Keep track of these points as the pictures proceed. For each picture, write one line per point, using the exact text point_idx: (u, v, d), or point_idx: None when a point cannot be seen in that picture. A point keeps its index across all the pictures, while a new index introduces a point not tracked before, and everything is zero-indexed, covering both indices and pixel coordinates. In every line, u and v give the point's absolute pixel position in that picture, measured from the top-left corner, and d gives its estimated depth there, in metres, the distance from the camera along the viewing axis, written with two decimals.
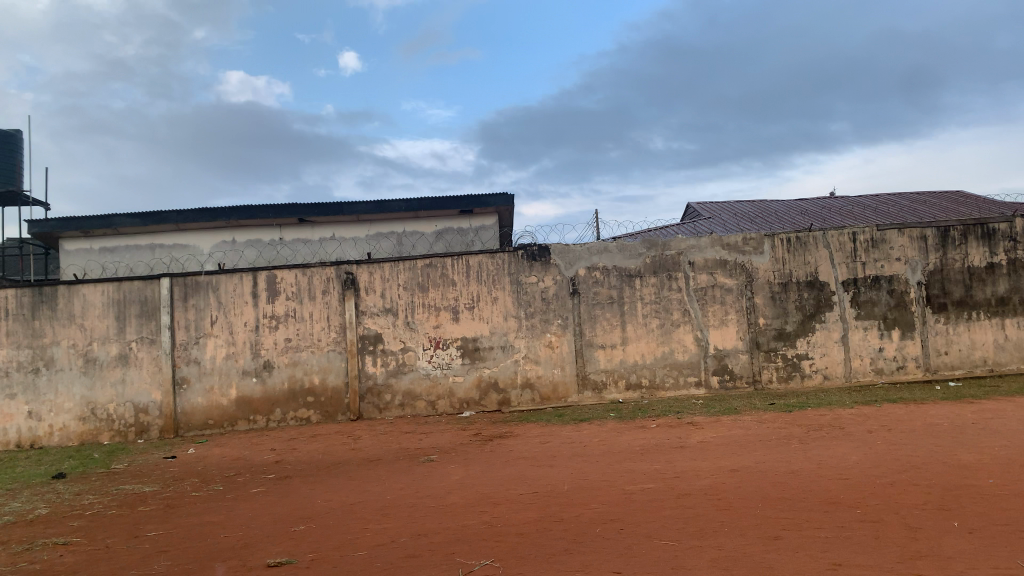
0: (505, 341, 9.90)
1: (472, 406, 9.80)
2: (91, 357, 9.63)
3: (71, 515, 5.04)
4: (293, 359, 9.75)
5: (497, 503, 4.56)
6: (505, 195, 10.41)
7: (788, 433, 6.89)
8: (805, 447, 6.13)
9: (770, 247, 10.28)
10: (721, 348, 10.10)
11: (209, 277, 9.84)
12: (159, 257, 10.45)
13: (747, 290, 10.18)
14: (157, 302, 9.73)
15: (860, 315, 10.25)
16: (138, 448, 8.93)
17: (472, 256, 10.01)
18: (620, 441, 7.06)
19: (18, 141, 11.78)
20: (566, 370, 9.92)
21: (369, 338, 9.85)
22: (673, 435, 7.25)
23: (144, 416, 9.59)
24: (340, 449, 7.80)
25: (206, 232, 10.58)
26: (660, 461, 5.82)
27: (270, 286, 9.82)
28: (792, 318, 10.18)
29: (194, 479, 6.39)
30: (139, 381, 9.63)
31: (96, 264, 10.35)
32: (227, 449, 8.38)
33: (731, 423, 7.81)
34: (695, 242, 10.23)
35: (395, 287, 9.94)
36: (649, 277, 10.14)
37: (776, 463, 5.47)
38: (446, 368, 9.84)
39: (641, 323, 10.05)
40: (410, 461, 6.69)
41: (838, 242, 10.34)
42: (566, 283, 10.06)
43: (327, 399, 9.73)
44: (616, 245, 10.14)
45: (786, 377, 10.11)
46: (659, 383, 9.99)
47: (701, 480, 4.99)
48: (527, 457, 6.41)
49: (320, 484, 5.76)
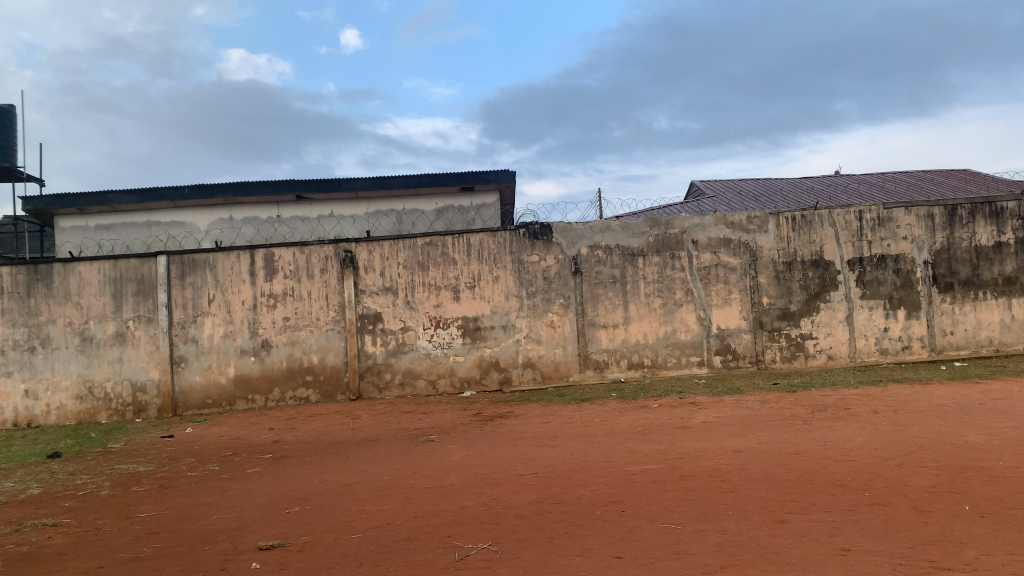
0: (506, 320, 9.79)
1: (472, 385, 9.71)
2: (87, 335, 9.53)
3: (63, 496, 4.96)
4: (292, 338, 9.65)
5: (496, 484, 4.47)
6: (506, 172, 10.25)
7: (793, 414, 6.79)
8: (810, 428, 6.02)
9: (774, 225, 10.13)
10: (724, 327, 9.98)
11: (206, 254, 9.72)
12: (156, 234, 10.32)
13: (751, 269, 10.05)
14: (154, 280, 9.62)
15: (865, 295, 10.12)
16: (136, 427, 8.86)
17: (472, 234, 9.87)
18: (622, 421, 6.97)
19: (11, 116, 11.64)
20: (568, 349, 9.82)
21: (368, 317, 9.74)
22: (675, 415, 7.16)
23: (142, 395, 9.52)
24: (338, 428, 7.71)
25: (204, 210, 10.44)
26: (663, 442, 5.72)
27: (268, 264, 9.70)
28: (797, 297, 10.05)
29: (190, 459, 6.30)
30: (136, 360, 9.54)
31: (92, 242, 10.23)
32: (225, 428, 8.30)
33: (734, 403, 7.71)
34: (699, 220, 10.08)
35: (395, 266, 9.81)
36: (652, 256, 10.00)
37: (781, 444, 5.37)
38: (446, 347, 9.74)
39: (644, 302, 9.93)
40: (409, 441, 6.60)
41: (843, 221, 10.19)
42: (568, 262, 9.93)
43: (326, 378, 9.64)
44: (619, 223, 10.00)
45: (790, 358, 10.00)
46: (661, 363, 9.89)
47: (705, 461, 4.88)
48: (527, 437, 6.31)
49: (317, 465, 5.67)
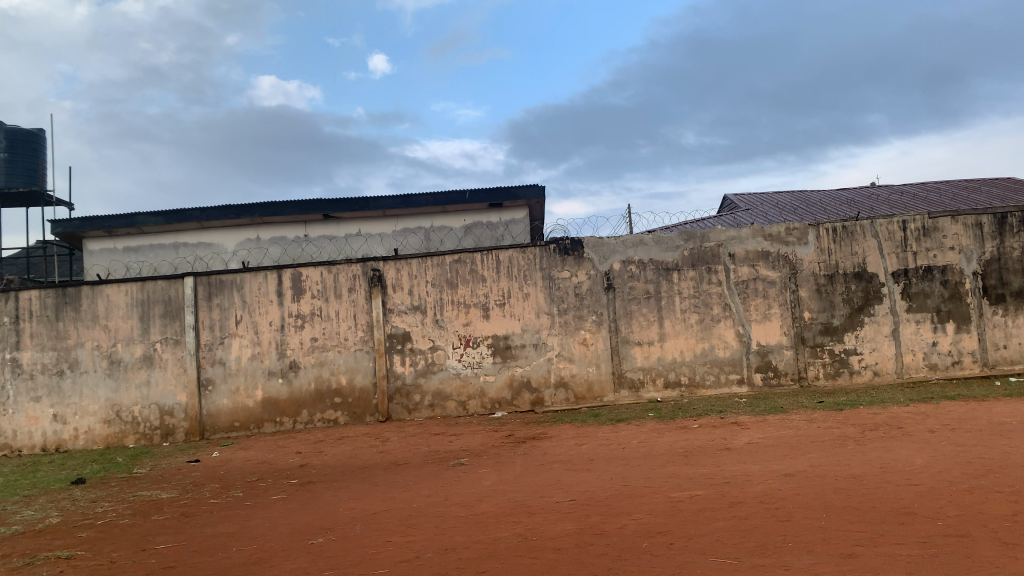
0: (537, 338, 9.53)
1: (504, 406, 9.45)
2: (115, 358, 9.45)
3: (81, 525, 4.78)
4: (320, 359, 9.48)
5: (532, 513, 4.20)
6: (535, 187, 10.03)
7: (843, 434, 6.42)
8: (864, 449, 5.67)
9: (814, 237, 9.79)
10: (764, 344, 9.62)
11: (234, 275, 9.61)
12: (183, 256, 10.25)
13: (791, 282, 9.70)
14: (181, 301, 9.52)
15: (912, 308, 9.71)
16: (162, 451, 8.72)
17: (502, 250, 9.66)
18: (660, 443, 6.65)
19: (41, 140, 11.80)
20: (601, 368, 9.52)
21: (397, 336, 9.54)
22: (717, 436, 6.83)
23: (170, 419, 9.39)
24: (367, 452, 7.49)
25: (231, 230, 10.35)
26: (707, 466, 5.40)
27: (295, 284, 9.56)
28: (839, 311, 9.67)
29: (214, 485, 6.11)
30: (164, 383, 9.43)
31: (120, 264, 10.18)
32: (252, 452, 8.12)
33: (778, 423, 7.36)
34: (735, 232, 9.77)
35: (423, 284, 9.62)
36: (687, 271, 9.70)
37: (835, 466, 5.03)
38: (476, 367, 9.50)
39: (680, 318, 9.62)
40: (439, 465, 6.35)
41: (886, 231, 9.81)
42: (600, 277, 9.66)
43: (354, 399, 9.44)
44: (652, 237, 9.72)
45: (834, 374, 9.61)
46: (699, 381, 9.55)
47: (755, 486, 4.57)
48: (562, 461, 6.03)
49: (343, 491, 5.43)
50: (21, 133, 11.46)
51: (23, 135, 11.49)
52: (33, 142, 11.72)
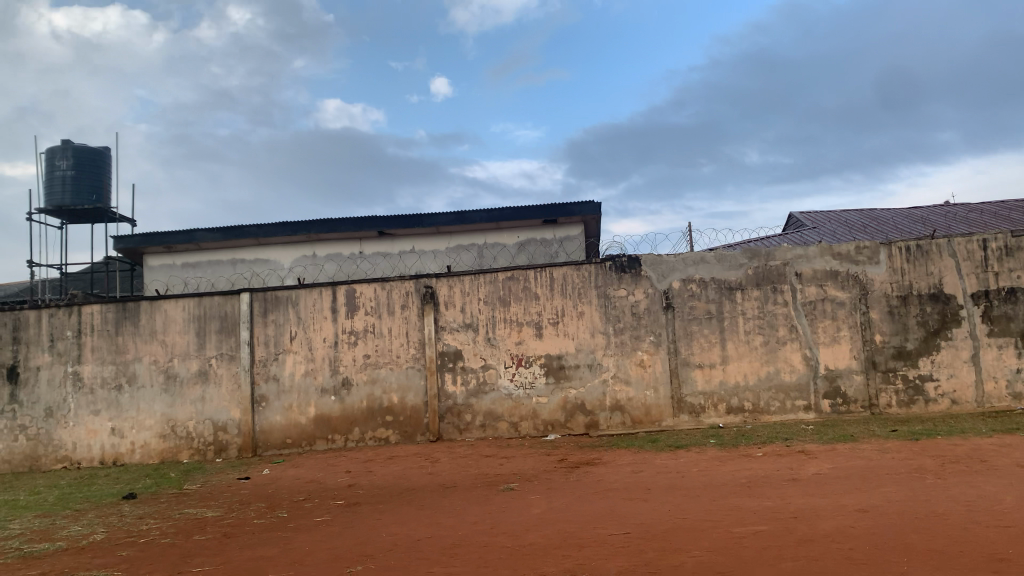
0: (593, 359, 9.26)
1: (558, 428, 9.18)
2: (171, 373, 9.53)
3: (122, 543, 4.70)
4: (372, 377, 9.38)
5: (582, 545, 3.94)
6: (591, 203, 9.81)
7: (920, 466, 5.98)
8: (945, 483, 5.24)
9: (886, 256, 9.31)
10: (833, 368, 9.15)
11: (288, 291, 9.61)
12: (240, 272, 10.32)
13: (862, 303, 9.22)
14: (236, 317, 9.56)
15: (994, 332, 9.12)
16: (214, 467, 8.72)
17: (556, 267, 9.44)
18: (721, 471, 6.31)
19: (106, 158, 12.10)
20: (659, 391, 9.18)
21: (449, 354, 9.39)
22: (783, 465, 6.45)
23: (223, 435, 9.40)
24: (416, 473, 7.32)
25: (286, 246, 10.39)
26: (771, 498, 5.06)
27: (349, 301, 9.51)
28: (914, 335, 9.14)
29: (260, 504, 6.01)
30: (218, 399, 9.46)
31: (178, 280, 10.30)
32: (302, 470, 8.03)
33: (849, 452, 6.93)
34: (802, 251, 9.36)
35: (476, 301, 9.46)
36: (750, 290, 9.31)
37: (914, 502, 4.64)
38: (529, 387, 9.27)
39: (742, 340, 9.23)
40: (488, 489, 6.13)
41: (965, 250, 9.26)
42: (658, 296, 9.35)
43: (406, 418, 9.31)
44: (713, 255, 9.38)
45: (908, 402, 9.07)
46: (763, 407, 9.13)
47: (825, 522, 4.23)
48: (617, 488, 5.75)
49: (388, 514, 5.25)
50: (88, 151, 11.78)
51: (90, 153, 11.81)
52: (99, 160, 12.02)
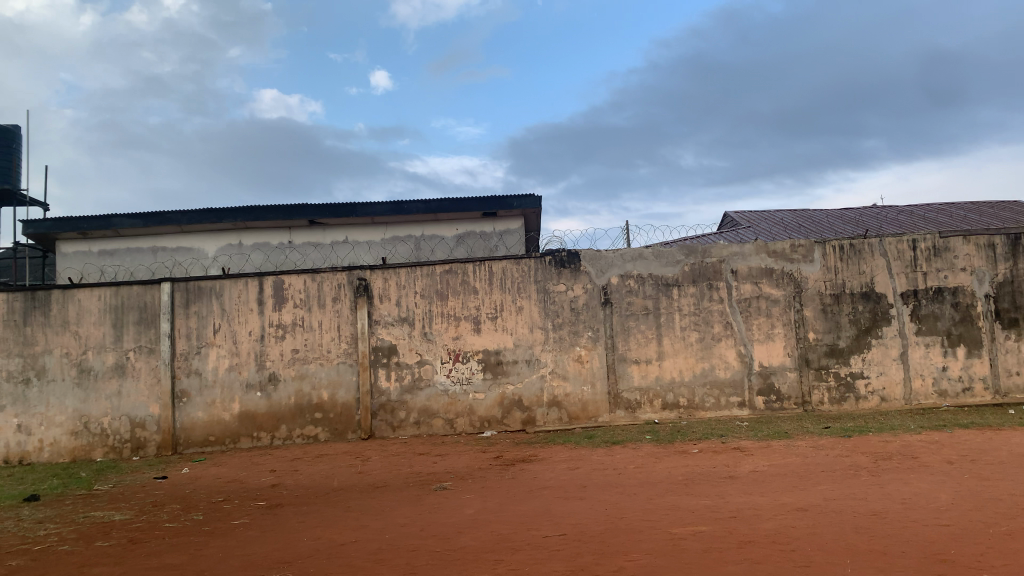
0: (530, 354, 9.09)
1: (494, 425, 8.98)
2: (85, 367, 8.98)
3: (15, 551, 4.30)
4: (301, 372, 9.02)
5: (515, 550, 3.74)
6: (530, 196, 9.63)
7: (854, 463, 5.98)
8: (880, 481, 5.23)
9: (820, 254, 9.39)
10: (767, 365, 9.19)
11: (213, 281, 9.17)
12: (161, 261, 9.81)
13: (796, 301, 9.29)
14: (157, 308, 9.07)
15: (921, 331, 9.29)
16: (130, 466, 8.24)
17: (495, 261, 9.24)
18: (659, 469, 6.20)
19: (16, 137, 11.38)
20: (597, 387, 9.07)
21: (383, 349, 9.09)
22: (720, 462, 6.39)
23: (141, 432, 8.91)
24: (345, 472, 7.02)
25: (212, 235, 9.93)
26: (710, 497, 4.95)
27: (277, 293, 9.13)
28: (846, 333, 9.25)
29: (174, 506, 5.63)
30: (135, 394, 8.96)
31: (94, 268, 9.73)
32: (224, 469, 7.64)
33: (784, 449, 6.92)
34: (739, 248, 9.37)
35: (411, 295, 9.19)
36: (688, 287, 9.28)
37: (852, 500, 4.60)
38: (465, 383, 9.05)
39: (679, 336, 9.19)
40: (420, 489, 5.89)
41: (896, 250, 9.41)
42: (597, 292, 9.24)
43: (336, 415, 8.98)
44: (652, 251, 9.31)
45: (839, 399, 9.17)
46: (698, 403, 9.11)
47: (765, 521, 4.13)
48: (553, 486, 5.58)
49: (312, 517, 4.96)
50: None
51: None
52: (9, 139, 11.29)
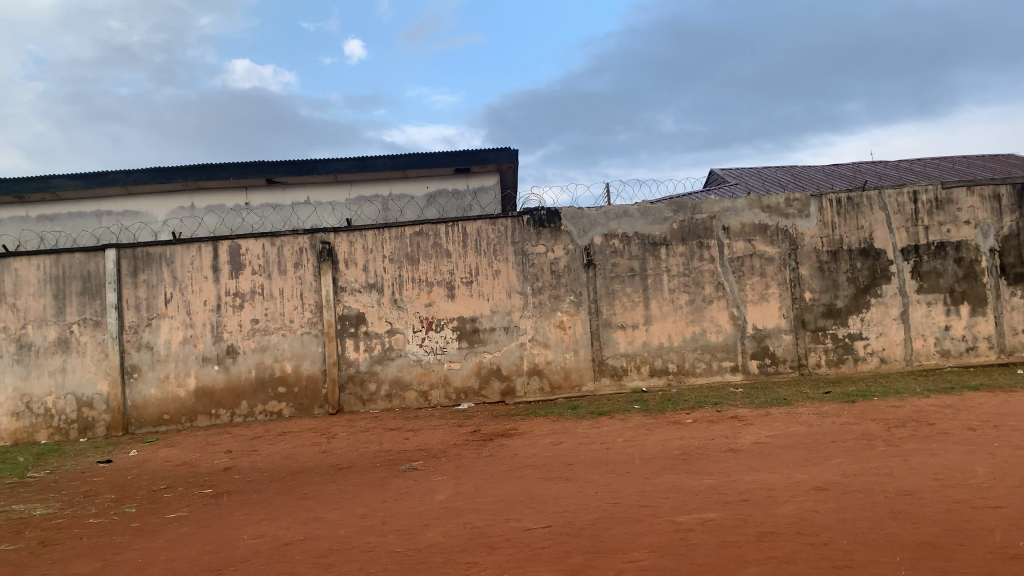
0: (509, 321, 8.46)
1: (470, 397, 8.38)
2: (24, 342, 8.25)
3: None
4: (261, 344, 8.35)
5: (491, 549, 3.12)
6: (506, 150, 8.93)
7: (866, 432, 5.43)
8: (900, 453, 4.68)
9: (817, 209, 8.81)
10: (761, 327, 8.63)
11: (163, 247, 8.44)
12: (106, 226, 9.05)
13: (791, 259, 8.72)
14: (102, 277, 8.33)
15: (923, 288, 8.76)
16: (75, 449, 7.57)
17: (469, 222, 8.57)
18: (652, 442, 5.62)
19: None
20: (580, 354, 8.48)
21: (349, 318, 8.43)
22: (717, 433, 5.83)
23: (89, 411, 8.21)
24: (307, 452, 6.38)
25: (161, 197, 9.18)
26: (713, 474, 4.38)
27: (233, 259, 8.42)
28: (844, 292, 8.70)
29: (106, 497, 4.96)
30: (81, 370, 8.24)
31: (32, 235, 8.95)
32: (175, 451, 6.98)
33: (785, 417, 6.36)
34: (730, 203, 8.75)
35: (380, 259, 8.51)
36: (677, 246, 8.67)
37: (877, 477, 4.04)
38: (440, 353, 8.42)
39: (668, 299, 8.60)
40: (387, 470, 5.27)
41: (896, 203, 8.84)
42: (580, 253, 8.61)
43: (301, 389, 8.33)
44: (638, 208, 8.67)
45: (837, 362, 8.65)
46: (689, 369, 8.56)
47: (784, 505, 3.56)
48: (535, 465, 4.99)
49: (260, 508, 4.33)
50: None
51: None
52: None
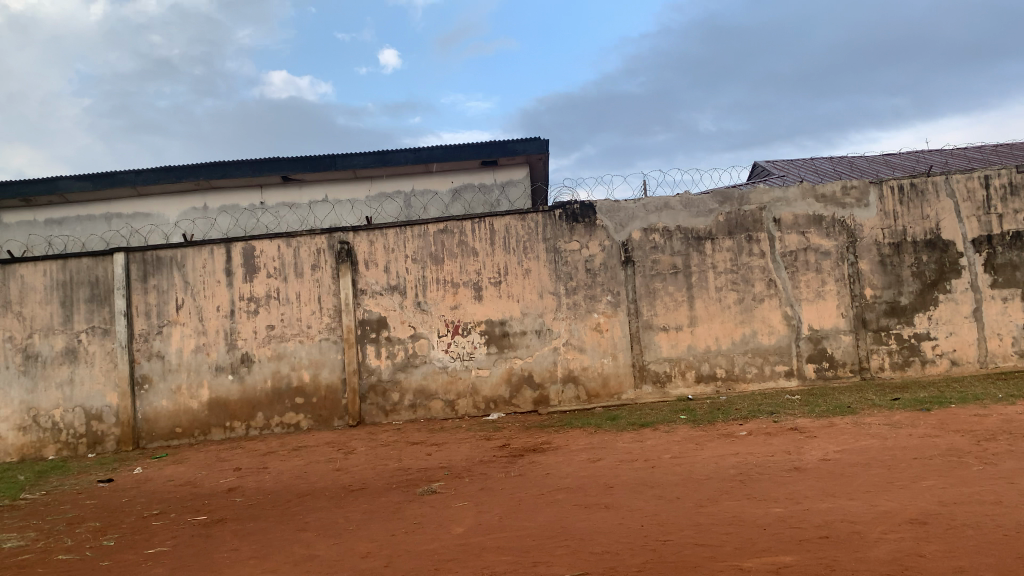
0: (541, 324, 7.84)
1: (501, 407, 7.77)
2: (31, 352, 7.84)
3: None
4: (278, 352, 7.83)
5: None
6: (536, 140, 8.31)
7: (953, 447, 4.70)
8: (1002, 474, 3.94)
9: (877, 197, 8.03)
10: (818, 328, 7.88)
11: (173, 250, 7.97)
12: (117, 229, 8.66)
13: (849, 253, 7.96)
14: (110, 283, 7.89)
15: (998, 283, 7.93)
16: (80, 465, 7.12)
17: (497, 218, 7.97)
18: (702, 459, 4.94)
19: None
20: (619, 360, 7.82)
21: (370, 323, 7.87)
22: (778, 448, 5.13)
23: (98, 425, 7.77)
24: (320, 470, 5.82)
25: (174, 197, 8.75)
26: (782, 501, 3.70)
27: (247, 261, 7.92)
28: (909, 288, 7.91)
29: (89, 526, 4.43)
30: (90, 382, 7.81)
31: (40, 239, 8.60)
32: (182, 468, 6.48)
33: (852, 428, 5.63)
34: (781, 193, 8.02)
35: (402, 260, 7.95)
36: (723, 240, 7.96)
37: (986, 505, 3.33)
38: (467, 360, 7.82)
39: (714, 298, 7.90)
40: (402, 493, 4.67)
41: (966, 189, 8.02)
42: (617, 249, 7.95)
43: (320, 400, 7.79)
44: (679, 199, 7.99)
45: (902, 365, 7.86)
46: (738, 374, 7.84)
47: (878, 546, 2.88)
48: (570, 487, 4.36)
49: (251, 542, 3.75)
50: None
51: None
52: None
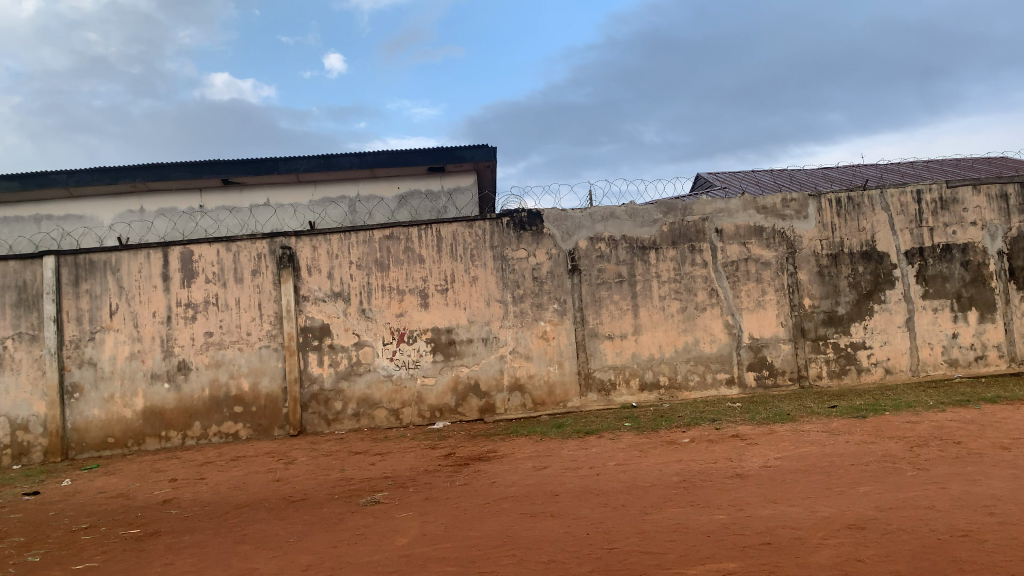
0: (487, 332, 7.81)
1: (446, 415, 7.71)
2: None
3: None
4: (216, 359, 7.63)
5: None
6: (484, 148, 8.30)
7: (887, 453, 4.82)
8: (935, 479, 4.06)
9: (816, 209, 8.23)
10: (758, 337, 8.03)
11: (107, 254, 7.71)
12: (47, 231, 8.34)
13: (789, 264, 8.14)
14: (39, 288, 7.58)
15: (928, 294, 8.21)
16: (4, 477, 6.80)
17: (444, 225, 7.92)
18: (647, 467, 4.96)
19: None
20: (565, 367, 7.84)
21: (313, 330, 7.73)
22: (720, 456, 5.19)
23: (24, 436, 7.44)
24: (259, 480, 5.67)
25: (108, 200, 8.47)
26: (725, 508, 3.73)
27: (185, 266, 7.71)
28: (845, 298, 8.13)
29: (13, 541, 4.22)
30: (15, 390, 7.48)
31: None
32: (114, 479, 6.25)
33: (792, 436, 5.73)
34: (724, 204, 8.17)
35: (346, 266, 7.83)
36: (667, 250, 8.06)
37: (921, 510, 3.41)
38: (412, 368, 7.74)
39: (658, 307, 7.99)
40: (344, 504, 4.57)
41: (899, 203, 8.28)
42: (563, 258, 7.98)
43: (259, 409, 7.61)
44: (625, 209, 8.06)
45: (839, 373, 8.06)
46: (681, 382, 7.93)
47: (819, 551, 2.92)
48: (516, 496, 4.33)
49: (186, 556, 3.62)
50: None
51: None
52: None
